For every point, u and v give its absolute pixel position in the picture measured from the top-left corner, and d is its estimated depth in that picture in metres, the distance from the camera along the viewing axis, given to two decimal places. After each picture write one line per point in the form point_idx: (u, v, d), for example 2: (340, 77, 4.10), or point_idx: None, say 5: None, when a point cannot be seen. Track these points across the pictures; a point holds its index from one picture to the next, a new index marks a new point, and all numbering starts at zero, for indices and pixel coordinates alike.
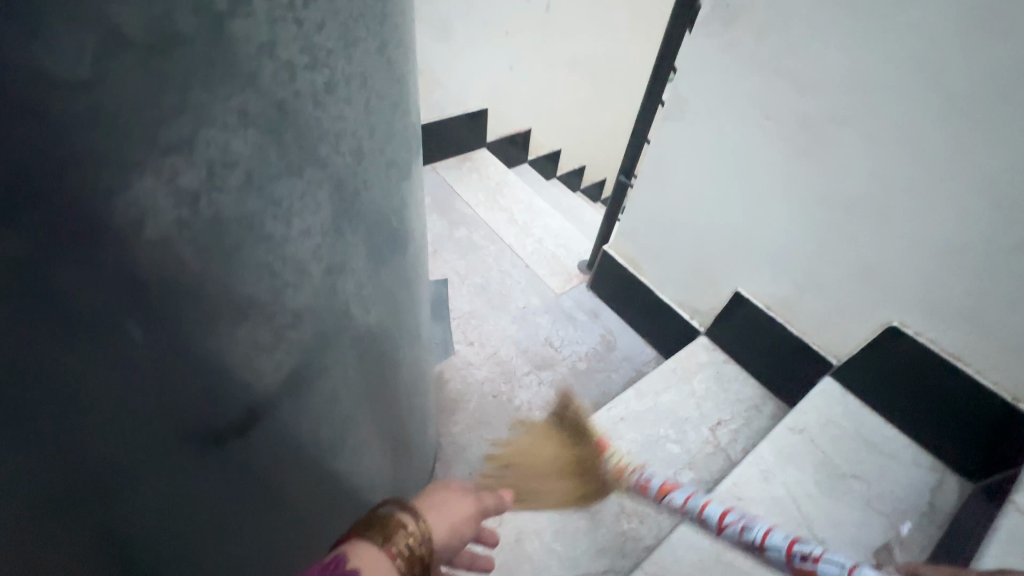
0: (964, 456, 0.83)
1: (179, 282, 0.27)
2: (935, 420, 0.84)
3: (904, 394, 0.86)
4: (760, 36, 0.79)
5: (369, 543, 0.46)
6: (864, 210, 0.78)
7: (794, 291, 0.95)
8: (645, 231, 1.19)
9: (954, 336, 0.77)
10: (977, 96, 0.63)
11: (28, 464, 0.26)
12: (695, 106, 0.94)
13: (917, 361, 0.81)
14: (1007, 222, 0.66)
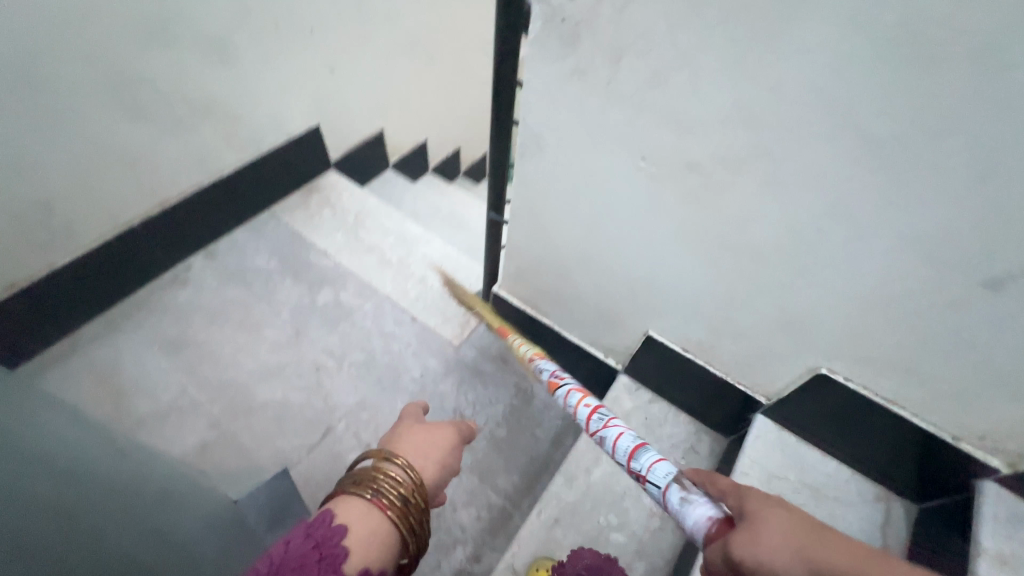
0: (903, 481, 0.78)
1: None
2: (874, 452, 0.78)
3: (839, 429, 0.79)
4: (615, 63, 0.58)
5: (356, 498, 0.51)
6: (773, 259, 0.64)
7: (709, 336, 0.82)
8: (537, 273, 1.01)
9: (886, 382, 0.67)
10: (903, 140, 0.47)
11: None
12: (555, 143, 0.73)
13: (849, 405, 0.73)
14: (941, 279, 0.53)
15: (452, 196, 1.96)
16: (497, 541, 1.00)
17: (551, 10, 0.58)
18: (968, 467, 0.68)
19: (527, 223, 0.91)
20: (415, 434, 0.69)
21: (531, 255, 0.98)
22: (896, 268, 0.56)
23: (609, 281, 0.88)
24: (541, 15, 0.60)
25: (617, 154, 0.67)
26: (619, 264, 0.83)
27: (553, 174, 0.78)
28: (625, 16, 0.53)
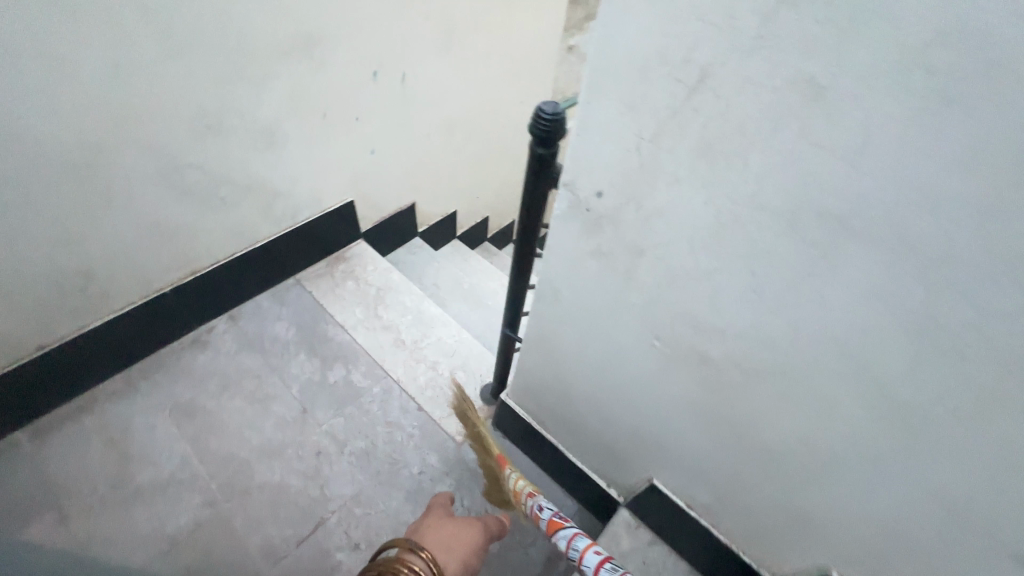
0: None
1: None
2: None
3: None
4: (637, 257, 0.58)
5: None
6: (784, 455, 0.63)
7: (716, 499, 0.79)
8: (545, 397, 0.99)
9: None
10: (931, 397, 0.46)
11: None
12: (571, 302, 0.73)
13: None
14: (955, 520, 0.53)
15: (474, 268, 1.99)
16: None
17: (575, 199, 0.59)
18: None
19: (538, 352, 0.90)
20: (443, 531, 0.85)
21: (539, 379, 0.96)
22: (911, 497, 0.55)
23: (614, 425, 0.86)
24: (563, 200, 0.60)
25: (633, 328, 0.66)
26: (626, 416, 0.82)
27: (568, 326, 0.78)
28: (648, 224, 0.53)
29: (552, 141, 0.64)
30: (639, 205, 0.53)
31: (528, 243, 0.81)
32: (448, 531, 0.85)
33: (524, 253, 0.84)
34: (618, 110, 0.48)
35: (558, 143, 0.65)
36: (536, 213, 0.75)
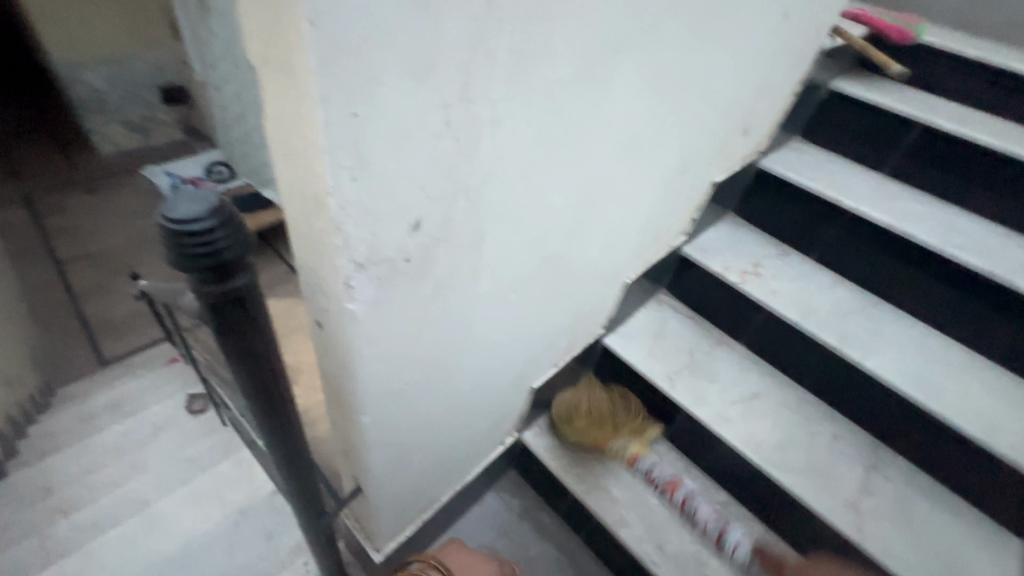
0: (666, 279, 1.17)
1: None
2: (655, 279, 1.12)
3: (641, 293, 1.10)
4: (469, 233, 0.43)
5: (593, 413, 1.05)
6: (602, 250, 0.73)
7: (573, 331, 0.88)
8: (419, 491, 0.78)
9: (655, 254, 0.99)
10: (660, 117, 0.59)
11: None
12: (408, 382, 0.52)
13: (641, 282, 1.05)
14: (669, 176, 0.76)
15: None
16: None
17: (376, 243, 0.34)
18: (679, 253, 1.11)
19: (397, 452, 0.62)
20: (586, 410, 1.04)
21: (413, 468, 0.69)
22: (654, 189, 0.75)
23: (496, 376, 0.72)
24: (363, 256, 0.34)
25: (476, 271, 0.47)
26: (483, 400, 0.74)
27: (416, 409, 0.58)
28: (475, 174, 0.38)
29: (242, 265, 0.33)
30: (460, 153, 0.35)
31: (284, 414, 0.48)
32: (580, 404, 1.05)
33: (284, 406, 0.47)
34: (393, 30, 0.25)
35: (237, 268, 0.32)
36: (277, 380, 0.43)
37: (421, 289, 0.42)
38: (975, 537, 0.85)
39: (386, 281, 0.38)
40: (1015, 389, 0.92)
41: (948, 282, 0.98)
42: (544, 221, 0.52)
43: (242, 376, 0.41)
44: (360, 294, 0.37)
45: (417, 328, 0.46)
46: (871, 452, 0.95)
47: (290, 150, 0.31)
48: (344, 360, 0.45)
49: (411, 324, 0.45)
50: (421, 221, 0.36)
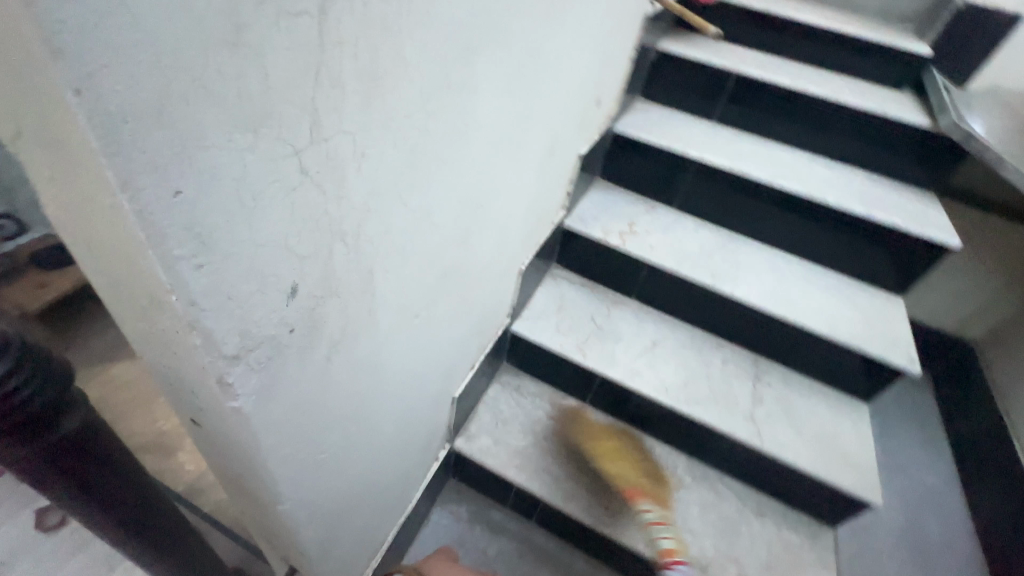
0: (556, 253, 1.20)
1: None
2: (546, 256, 1.14)
3: (537, 273, 1.11)
4: (357, 277, 0.38)
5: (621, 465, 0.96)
6: (494, 248, 0.72)
7: (482, 331, 0.86)
8: (362, 543, 0.72)
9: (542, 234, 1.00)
10: (523, 107, 0.58)
11: None
12: (325, 449, 0.46)
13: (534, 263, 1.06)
14: (541, 159, 0.77)
15: None
16: None
17: (249, 326, 0.28)
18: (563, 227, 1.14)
19: (328, 520, 0.55)
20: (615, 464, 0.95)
21: (351, 527, 0.63)
22: (530, 176, 0.75)
23: (418, 402, 0.68)
24: (236, 345, 0.28)
25: (373, 314, 0.42)
26: (409, 430, 0.69)
27: (340, 470, 0.52)
28: (350, 216, 0.33)
29: None
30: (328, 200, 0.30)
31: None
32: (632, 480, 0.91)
33: None
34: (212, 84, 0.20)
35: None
36: None
37: (317, 353, 0.37)
38: (839, 411, 1.03)
39: (273, 361, 0.32)
40: (842, 285, 1.12)
41: (779, 207, 1.15)
42: (434, 239, 0.49)
43: None
44: (244, 388, 0.30)
45: (321, 393, 0.40)
46: (754, 366, 1.09)
47: (93, 243, 0.24)
48: (239, 456, 0.38)
49: (314, 392, 0.39)
50: (298, 285, 0.31)
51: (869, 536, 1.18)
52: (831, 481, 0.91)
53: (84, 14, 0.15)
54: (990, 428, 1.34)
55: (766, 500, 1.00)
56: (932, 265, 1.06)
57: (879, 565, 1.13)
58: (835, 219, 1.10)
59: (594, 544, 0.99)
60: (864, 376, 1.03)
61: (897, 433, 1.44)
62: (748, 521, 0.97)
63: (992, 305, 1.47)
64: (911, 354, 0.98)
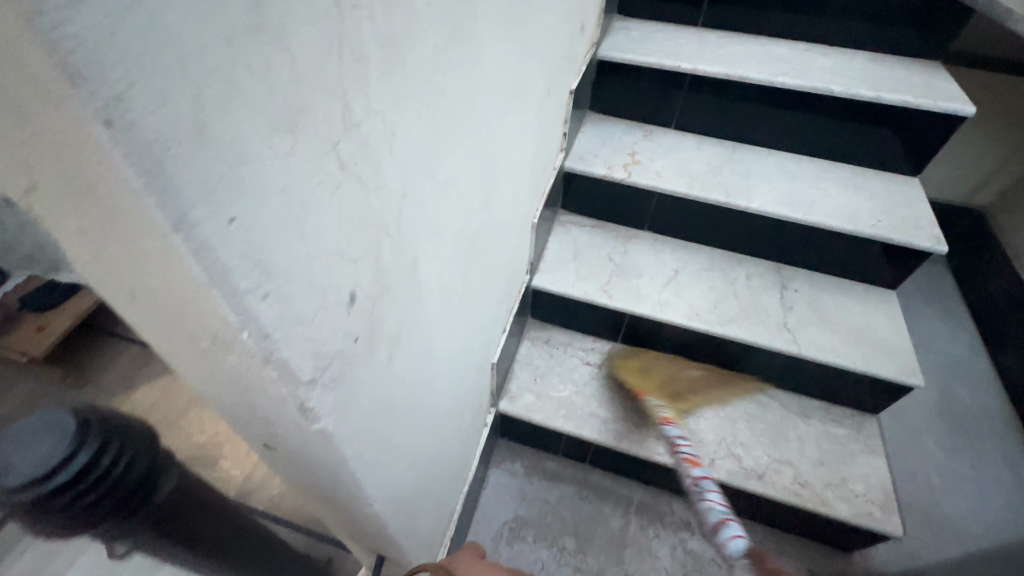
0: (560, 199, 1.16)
1: None
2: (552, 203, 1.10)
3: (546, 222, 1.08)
4: (404, 269, 0.35)
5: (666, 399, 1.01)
6: (510, 207, 0.68)
7: (507, 293, 0.84)
8: (438, 519, 0.73)
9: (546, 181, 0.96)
10: (521, 49, 0.53)
11: None
12: (399, 444, 0.45)
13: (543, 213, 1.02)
14: (540, 103, 0.72)
15: None
16: (683, 501, 1.04)
17: (321, 342, 0.26)
18: (564, 171, 1.10)
19: (408, 508, 0.56)
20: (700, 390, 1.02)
21: (427, 507, 0.64)
22: (532, 123, 0.71)
23: (465, 377, 0.67)
24: (313, 367, 0.26)
25: (420, 303, 0.40)
26: (461, 405, 0.69)
27: (413, 459, 0.52)
28: (390, 203, 0.30)
29: None
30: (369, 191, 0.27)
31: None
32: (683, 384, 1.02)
33: None
34: (241, 79, 0.17)
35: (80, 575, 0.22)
36: None
37: (380, 355, 0.35)
38: (869, 303, 1.03)
39: (345, 375, 0.30)
40: (857, 177, 1.09)
41: (782, 107, 1.10)
42: (461, 211, 0.46)
43: None
44: (324, 409, 0.28)
45: (387, 393, 0.39)
46: (779, 275, 1.08)
47: (143, 294, 0.21)
48: (321, 472, 0.37)
49: (383, 393, 0.37)
50: (355, 291, 0.28)
51: (906, 414, 1.22)
52: (872, 372, 0.93)
53: (95, 22, 0.12)
54: (1010, 291, 1.35)
55: (810, 402, 1.03)
56: (947, 137, 1.03)
57: (919, 443, 1.16)
58: (842, 108, 1.05)
59: (650, 474, 1.02)
60: (891, 265, 1.02)
61: (918, 312, 1.46)
62: (795, 424, 0.99)
63: (1000, 168, 1.45)
64: (936, 233, 0.96)
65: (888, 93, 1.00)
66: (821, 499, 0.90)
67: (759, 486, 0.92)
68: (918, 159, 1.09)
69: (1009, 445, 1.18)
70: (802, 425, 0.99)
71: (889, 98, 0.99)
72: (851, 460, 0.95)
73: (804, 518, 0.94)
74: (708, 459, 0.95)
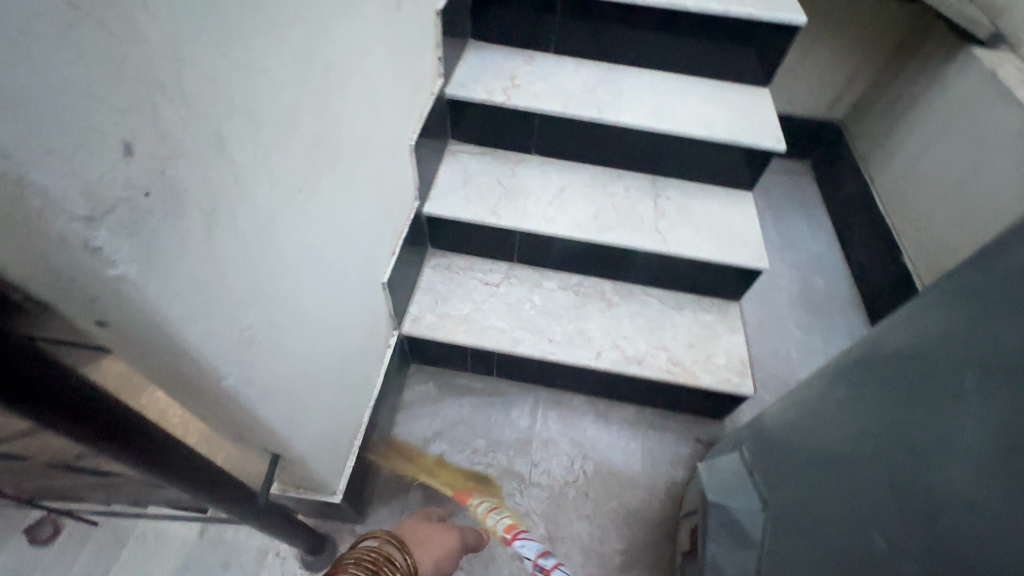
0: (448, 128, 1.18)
1: (884, 406, 0.47)
2: (438, 131, 1.12)
3: (434, 150, 1.10)
4: (206, 141, 0.38)
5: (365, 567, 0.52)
6: (366, 117, 0.70)
7: (387, 214, 0.86)
8: (338, 425, 0.78)
9: (422, 102, 0.98)
10: None
11: (870, 380, 0.50)
12: (253, 327, 0.49)
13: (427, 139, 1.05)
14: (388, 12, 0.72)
15: None
16: (583, 397, 1.16)
17: (102, 184, 0.29)
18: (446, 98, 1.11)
19: (290, 401, 0.60)
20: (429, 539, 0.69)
21: (319, 407, 0.68)
22: (381, 32, 0.71)
23: (343, 286, 0.71)
24: (98, 206, 0.29)
25: (241, 183, 0.43)
26: (343, 315, 0.72)
27: (283, 349, 0.56)
28: (167, 69, 0.33)
29: None
30: (123, 46, 0.29)
31: (137, 423, 0.43)
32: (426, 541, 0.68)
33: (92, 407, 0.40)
34: None
35: None
36: None
37: (192, 223, 0.38)
38: (728, 204, 1.16)
39: (141, 226, 0.33)
40: (719, 91, 1.20)
41: (646, 26, 1.15)
42: (284, 102, 0.48)
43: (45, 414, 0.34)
44: (117, 252, 0.32)
45: (218, 267, 0.42)
46: (653, 185, 1.18)
47: None
48: (159, 341, 0.40)
49: (208, 264, 0.40)
50: (131, 142, 0.31)
51: (771, 304, 1.40)
52: (729, 262, 1.06)
53: None
54: (857, 191, 1.55)
55: (683, 296, 1.16)
56: (787, 48, 1.14)
57: (781, 326, 1.35)
58: (699, 26, 1.13)
59: (550, 375, 1.13)
60: (747, 168, 1.14)
61: (787, 218, 1.64)
62: (671, 316, 1.12)
63: (851, 82, 1.62)
64: (778, 134, 1.09)
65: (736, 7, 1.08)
66: (690, 373, 1.04)
67: (639, 369, 1.04)
68: (768, 71, 1.20)
69: (852, 319, 1.39)
70: (677, 317, 1.12)
71: (735, 11, 1.08)
72: (716, 339, 1.09)
73: (680, 394, 1.08)
74: (595, 353, 1.06)
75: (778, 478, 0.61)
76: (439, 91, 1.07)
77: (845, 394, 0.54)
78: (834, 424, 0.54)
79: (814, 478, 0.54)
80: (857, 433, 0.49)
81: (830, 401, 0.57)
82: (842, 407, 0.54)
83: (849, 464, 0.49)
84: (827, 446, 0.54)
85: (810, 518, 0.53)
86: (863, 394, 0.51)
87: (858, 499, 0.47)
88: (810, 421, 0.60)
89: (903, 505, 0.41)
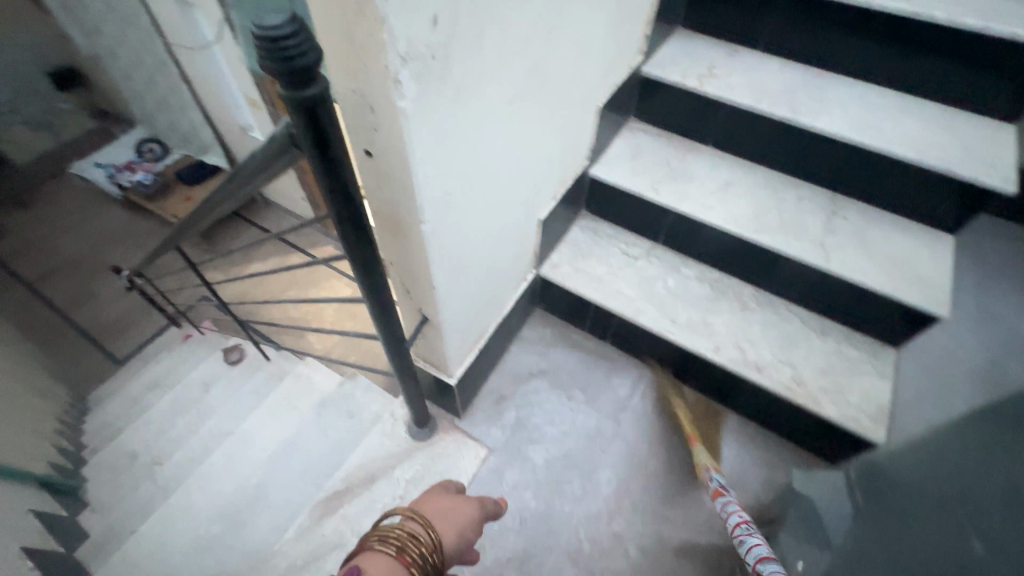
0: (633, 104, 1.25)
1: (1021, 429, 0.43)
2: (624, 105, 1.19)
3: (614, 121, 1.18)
4: (471, 34, 0.51)
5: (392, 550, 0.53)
6: (572, 63, 0.80)
7: (560, 161, 0.97)
8: (471, 320, 0.92)
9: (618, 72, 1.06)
10: None
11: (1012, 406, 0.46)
12: (452, 194, 0.63)
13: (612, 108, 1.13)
14: None
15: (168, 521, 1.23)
16: (688, 389, 1.16)
17: (416, 37, 0.43)
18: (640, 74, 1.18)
19: (451, 272, 0.74)
20: (447, 502, 0.64)
21: (466, 293, 0.83)
22: None
23: (512, 202, 0.83)
24: (409, 53, 0.44)
25: (480, 77, 0.56)
26: (504, 227, 0.85)
27: (461, 225, 0.69)
28: None
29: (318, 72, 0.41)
30: None
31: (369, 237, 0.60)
32: (441, 505, 0.64)
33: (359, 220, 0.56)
34: None
35: (290, 112, 0.42)
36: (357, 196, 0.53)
37: (445, 92, 0.51)
38: (917, 241, 1.04)
39: (421, 79, 0.47)
40: (946, 119, 1.06)
41: (875, 34, 1.06)
42: (523, 25, 0.60)
43: (332, 189, 0.51)
44: (406, 92, 0.46)
45: (447, 133, 0.55)
46: (830, 202, 1.12)
47: None
48: (398, 176, 0.56)
49: (443, 127, 0.54)
50: (437, 17, 0.45)
51: (940, 372, 1.21)
52: (898, 299, 0.95)
53: None
54: None
55: (829, 324, 1.09)
56: None
57: (945, 398, 1.17)
58: (942, 41, 1.00)
59: (661, 357, 1.15)
60: (953, 206, 1.01)
61: (996, 289, 1.38)
62: (810, 338, 1.06)
63: None
64: (1009, 175, 0.93)
65: (997, 25, 0.93)
66: (812, 398, 0.98)
67: (756, 375, 1.01)
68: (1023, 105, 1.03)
69: None
70: (816, 341, 1.06)
71: (997, 30, 0.93)
72: (852, 376, 1.01)
73: (793, 417, 1.03)
74: (714, 345, 1.05)
75: (880, 497, 0.59)
76: (637, 66, 1.14)
77: (980, 421, 0.50)
78: (958, 449, 0.50)
79: (923, 498, 0.51)
80: (983, 456, 0.46)
81: (960, 428, 0.53)
82: (973, 434, 0.50)
83: (967, 485, 0.46)
84: (945, 468, 0.50)
85: (908, 535, 0.50)
86: (1001, 419, 0.47)
87: (966, 516, 0.44)
88: (930, 447, 0.56)
89: (1008, 517, 0.40)
